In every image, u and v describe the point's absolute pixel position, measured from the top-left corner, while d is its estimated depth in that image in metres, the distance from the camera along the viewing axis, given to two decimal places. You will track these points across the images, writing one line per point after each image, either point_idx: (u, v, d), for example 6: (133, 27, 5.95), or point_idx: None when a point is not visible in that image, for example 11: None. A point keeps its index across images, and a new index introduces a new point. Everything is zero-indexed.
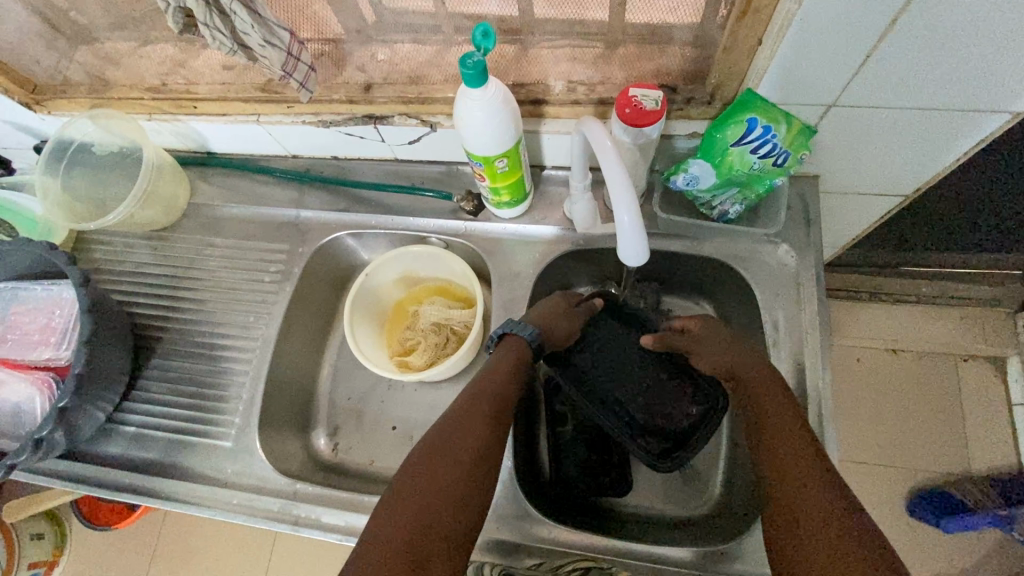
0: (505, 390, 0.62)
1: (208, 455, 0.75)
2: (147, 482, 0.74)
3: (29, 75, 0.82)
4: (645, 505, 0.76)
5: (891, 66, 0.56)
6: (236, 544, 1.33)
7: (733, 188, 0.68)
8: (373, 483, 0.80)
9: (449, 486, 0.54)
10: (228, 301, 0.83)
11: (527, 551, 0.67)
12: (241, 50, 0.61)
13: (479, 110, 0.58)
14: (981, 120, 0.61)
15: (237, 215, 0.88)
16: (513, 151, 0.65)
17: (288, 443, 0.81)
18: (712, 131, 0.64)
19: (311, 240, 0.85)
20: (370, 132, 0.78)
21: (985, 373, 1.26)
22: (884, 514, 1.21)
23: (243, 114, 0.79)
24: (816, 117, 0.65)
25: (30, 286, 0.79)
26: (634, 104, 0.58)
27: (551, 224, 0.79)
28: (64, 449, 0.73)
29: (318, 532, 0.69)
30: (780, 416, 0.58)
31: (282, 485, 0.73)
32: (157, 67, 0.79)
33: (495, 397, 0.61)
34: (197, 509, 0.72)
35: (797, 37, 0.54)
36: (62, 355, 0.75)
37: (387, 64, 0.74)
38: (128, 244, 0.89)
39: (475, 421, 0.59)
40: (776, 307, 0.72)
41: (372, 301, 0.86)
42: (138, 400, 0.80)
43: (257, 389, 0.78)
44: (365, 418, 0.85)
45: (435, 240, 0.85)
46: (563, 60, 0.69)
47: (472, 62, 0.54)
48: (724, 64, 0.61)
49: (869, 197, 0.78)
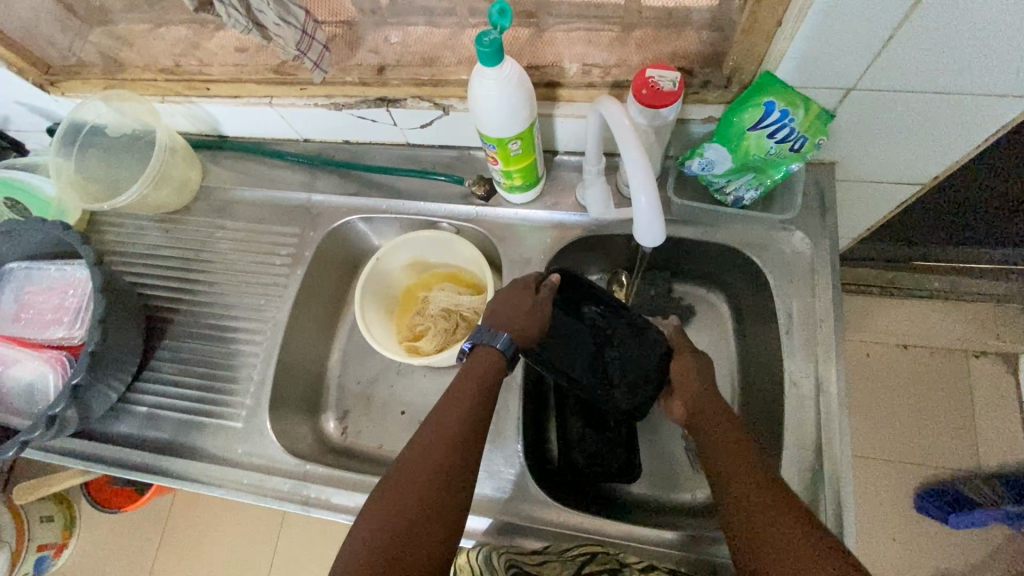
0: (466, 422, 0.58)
1: (218, 435, 0.76)
2: (157, 461, 0.75)
3: (43, 56, 0.82)
4: (651, 492, 0.76)
5: (914, 48, 0.55)
6: (243, 529, 1.34)
7: (749, 173, 0.68)
8: (382, 467, 0.80)
9: (416, 496, 0.53)
10: (239, 284, 0.84)
11: (536, 535, 0.67)
12: (255, 29, 0.61)
13: (494, 90, 0.58)
14: (1004, 105, 0.60)
15: (248, 198, 0.88)
16: (527, 133, 0.64)
17: (297, 425, 0.81)
18: (728, 115, 0.63)
19: (322, 224, 0.85)
20: (381, 116, 0.78)
21: (997, 369, 1.24)
22: (892, 509, 1.20)
23: (255, 96, 0.78)
24: (835, 101, 0.64)
25: (43, 266, 0.80)
26: (651, 85, 0.57)
27: (564, 209, 0.79)
28: (76, 428, 0.74)
29: (328, 513, 0.69)
30: (740, 458, 0.56)
31: (291, 466, 0.73)
32: (171, 49, 0.79)
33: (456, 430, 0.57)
34: (208, 488, 0.73)
35: (819, 17, 0.53)
36: (75, 334, 0.76)
37: (400, 47, 0.74)
38: (140, 227, 0.89)
39: (451, 429, 0.57)
40: (790, 295, 0.71)
41: (382, 286, 0.87)
42: (149, 380, 0.80)
43: (268, 371, 0.78)
44: (374, 402, 0.85)
45: (446, 226, 0.85)
46: (578, 42, 0.69)
47: (488, 40, 0.53)
48: (742, 46, 0.60)
49: (885, 186, 0.77)
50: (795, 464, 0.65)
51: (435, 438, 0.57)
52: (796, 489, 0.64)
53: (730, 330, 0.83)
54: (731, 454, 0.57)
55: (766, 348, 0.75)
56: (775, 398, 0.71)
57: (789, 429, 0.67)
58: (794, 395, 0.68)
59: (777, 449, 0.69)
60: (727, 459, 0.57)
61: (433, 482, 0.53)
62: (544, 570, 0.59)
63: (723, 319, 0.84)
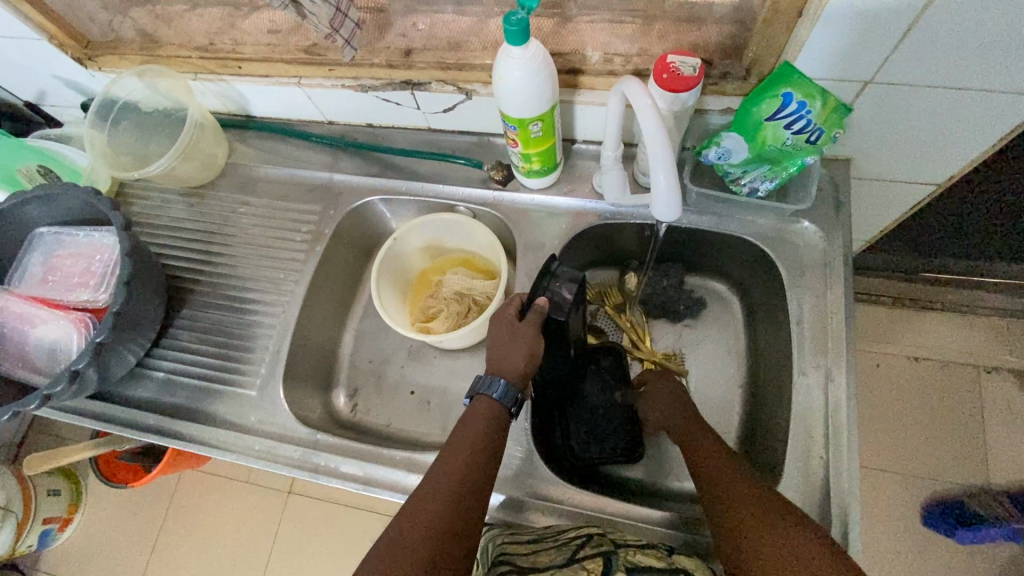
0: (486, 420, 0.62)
1: (232, 402, 0.77)
2: (171, 425, 0.76)
3: (84, 30, 0.86)
4: (654, 478, 0.77)
5: (930, 44, 0.56)
6: (244, 512, 1.36)
7: (764, 164, 0.69)
8: (390, 443, 0.81)
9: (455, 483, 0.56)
10: (259, 258, 0.86)
11: (540, 511, 0.67)
12: (292, 6, 0.62)
13: (518, 70, 0.59)
14: (1018, 105, 0.61)
15: (272, 176, 0.90)
16: (548, 115, 0.66)
17: (309, 398, 0.83)
18: (746, 105, 0.64)
19: (343, 204, 0.87)
20: (406, 99, 0.80)
21: (1009, 386, 1.23)
22: (897, 521, 1.19)
23: (284, 76, 0.81)
24: (851, 94, 0.65)
25: (72, 231, 0.82)
26: (671, 70, 0.59)
27: (581, 197, 0.80)
28: (95, 389, 0.76)
29: (336, 480, 0.70)
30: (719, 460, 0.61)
31: (303, 435, 0.74)
32: (207, 28, 0.82)
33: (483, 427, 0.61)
34: (219, 452, 0.74)
35: (837, 9, 0.55)
36: (100, 297, 0.77)
37: (427, 32, 0.76)
38: (165, 200, 0.92)
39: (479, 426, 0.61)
40: (802, 288, 0.72)
41: (398, 266, 0.88)
42: (167, 347, 0.82)
43: (284, 343, 0.80)
44: (385, 381, 0.86)
45: (463, 209, 0.86)
46: (602, 32, 0.71)
47: (515, 20, 0.55)
48: (763, 37, 0.62)
49: (900, 184, 0.78)
50: (800, 455, 0.65)
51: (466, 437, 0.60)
52: (802, 481, 0.64)
53: (740, 324, 0.84)
54: (707, 457, 0.62)
55: (776, 342, 0.75)
56: (783, 390, 0.71)
57: (796, 419, 0.67)
58: (802, 386, 0.68)
59: (782, 439, 0.69)
60: (705, 460, 0.62)
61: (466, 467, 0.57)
62: (540, 558, 0.58)
63: (734, 315, 0.85)
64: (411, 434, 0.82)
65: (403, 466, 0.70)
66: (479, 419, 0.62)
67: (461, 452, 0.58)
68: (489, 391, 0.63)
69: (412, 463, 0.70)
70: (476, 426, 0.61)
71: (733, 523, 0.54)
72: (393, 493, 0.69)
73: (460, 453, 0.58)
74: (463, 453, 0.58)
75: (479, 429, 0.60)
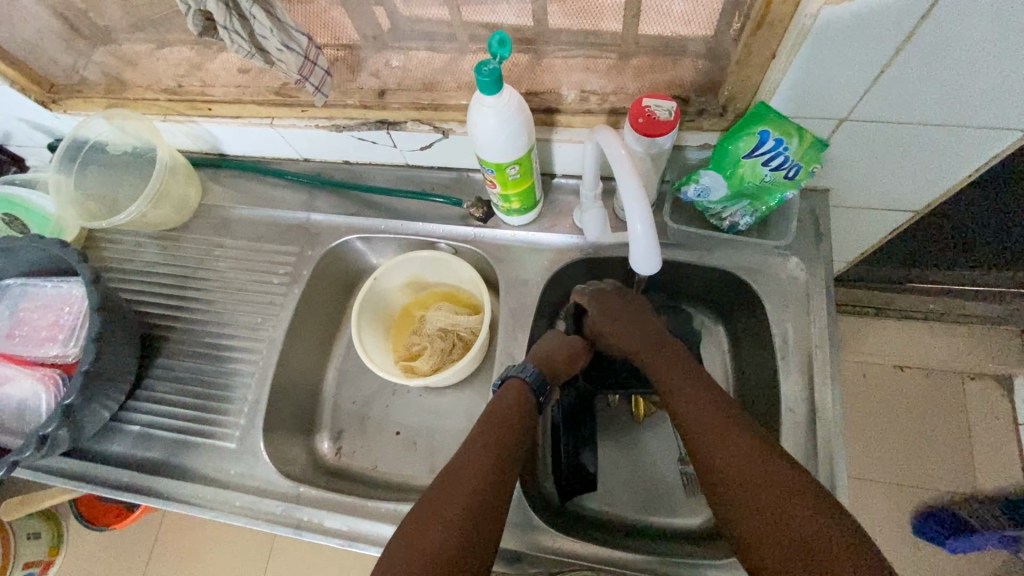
0: (511, 414, 0.64)
1: (212, 456, 0.75)
2: (148, 482, 0.74)
3: (46, 73, 0.83)
4: (646, 517, 0.75)
5: (902, 84, 0.56)
6: (233, 547, 1.33)
7: (744, 200, 0.69)
8: (376, 488, 0.80)
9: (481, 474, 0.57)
10: (235, 302, 0.84)
11: (532, 561, 0.67)
12: (257, 54, 0.61)
13: (493, 118, 0.58)
14: (993, 138, 0.61)
15: (247, 216, 0.89)
16: (525, 159, 0.65)
17: (291, 446, 0.81)
18: (724, 142, 0.64)
19: (321, 243, 0.85)
20: (382, 138, 0.79)
21: (993, 392, 1.25)
22: (890, 532, 1.19)
23: (257, 117, 0.79)
24: (827, 131, 0.65)
25: (39, 283, 0.79)
26: (647, 114, 0.58)
27: (562, 232, 0.80)
28: (68, 447, 0.73)
29: (320, 537, 0.69)
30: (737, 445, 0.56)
31: (285, 488, 0.72)
32: (174, 69, 0.79)
33: (505, 421, 0.63)
34: (199, 510, 0.72)
35: (810, 52, 0.55)
36: (69, 352, 0.75)
37: (401, 71, 0.74)
38: (138, 244, 0.90)
39: (503, 420, 0.63)
40: (786, 319, 0.72)
41: (379, 304, 0.86)
42: (143, 399, 0.80)
43: (263, 391, 0.78)
44: (369, 423, 0.85)
45: (444, 246, 0.85)
46: (577, 69, 0.70)
47: (487, 70, 0.54)
48: (737, 77, 0.61)
49: (879, 211, 0.78)
50: None
51: (492, 433, 0.61)
52: None
53: (727, 353, 0.83)
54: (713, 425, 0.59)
55: (762, 373, 0.75)
56: (771, 423, 0.71)
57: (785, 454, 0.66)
58: (790, 421, 0.68)
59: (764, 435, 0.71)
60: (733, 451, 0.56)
61: (490, 461, 0.59)
62: None
63: (719, 342, 0.84)
64: (398, 477, 0.80)
65: (389, 518, 0.69)
66: (508, 399, 0.66)
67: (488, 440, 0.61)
68: (523, 374, 0.68)
69: (398, 516, 0.68)
70: (510, 403, 0.65)
71: (738, 498, 0.53)
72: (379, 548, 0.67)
73: (485, 445, 0.60)
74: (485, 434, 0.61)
75: (507, 408, 0.65)
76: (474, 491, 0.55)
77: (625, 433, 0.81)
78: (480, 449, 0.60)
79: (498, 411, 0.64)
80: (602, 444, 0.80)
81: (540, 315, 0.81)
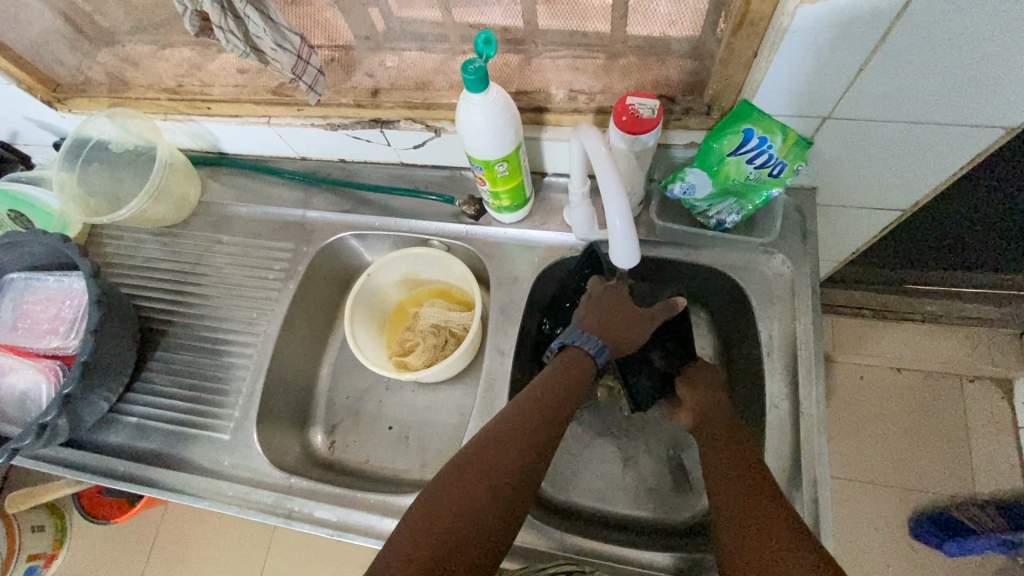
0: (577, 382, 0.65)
1: (207, 447, 0.77)
2: (145, 472, 0.76)
3: (52, 73, 0.85)
4: (626, 508, 0.76)
5: (881, 83, 0.57)
6: (231, 543, 1.34)
7: (730, 197, 0.69)
8: (368, 481, 0.81)
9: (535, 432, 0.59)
10: (233, 297, 0.85)
11: (519, 553, 0.68)
12: (253, 54, 0.63)
13: (480, 116, 0.60)
14: (974, 135, 0.62)
15: (245, 214, 0.90)
16: (513, 156, 0.66)
17: (285, 439, 0.82)
18: (708, 140, 0.65)
19: (316, 240, 0.87)
20: (376, 136, 0.81)
21: (991, 395, 1.24)
22: (886, 534, 1.19)
23: (254, 116, 0.81)
24: (811, 128, 0.66)
25: (42, 277, 0.81)
26: (630, 112, 0.59)
27: (552, 230, 0.81)
28: (67, 437, 0.75)
29: (310, 526, 0.70)
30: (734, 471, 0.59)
31: (277, 479, 0.74)
32: (174, 69, 0.81)
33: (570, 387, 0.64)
34: (193, 500, 0.73)
35: (788, 51, 0.56)
36: (69, 344, 0.77)
37: (394, 71, 0.75)
38: (138, 240, 0.92)
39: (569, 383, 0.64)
40: (772, 316, 0.72)
41: (373, 300, 0.88)
42: (142, 390, 0.82)
43: (258, 384, 0.80)
44: (362, 417, 0.86)
45: (437, 243, 0.87)
46: (565, 69, 0.71)
47: (473, 68, 0.56)
48: (721, 75, 0.62)
49: (867, 210, 0.79)
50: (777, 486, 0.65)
51: (557, 393, 0.62)
52: None
53: (715, 351, 0.84)
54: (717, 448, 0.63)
55: (749, 370, 0.75)
56: (758, 420, 0.71)
57: (770, 449, 0.67)
58: (775, 416, 0.68)
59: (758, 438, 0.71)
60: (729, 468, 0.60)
61: (545, 421, 0.60)
62: None
63: (707, 339, 0.84)
64: (389, 471, 0.81)
65: (378, 509, 0.70)
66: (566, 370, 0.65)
67: (550, 397, 0.62)
68: (587, 346, 0.66)
69: (387, 506, 0.70)
70: (573, 374, 0.65)
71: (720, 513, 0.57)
72: (367, 538, 0.69)
73: (546, 404, 0.61)
74: (538, 411, 0.60)
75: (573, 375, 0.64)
76: (526, 445, 0.58)
77: (596, 413, 0.83)
78: (541, 406, 0.61)
79: (568, 372, 0.65)
80: (587, 425, 0.82)
81: (531, 311, 0.82)
